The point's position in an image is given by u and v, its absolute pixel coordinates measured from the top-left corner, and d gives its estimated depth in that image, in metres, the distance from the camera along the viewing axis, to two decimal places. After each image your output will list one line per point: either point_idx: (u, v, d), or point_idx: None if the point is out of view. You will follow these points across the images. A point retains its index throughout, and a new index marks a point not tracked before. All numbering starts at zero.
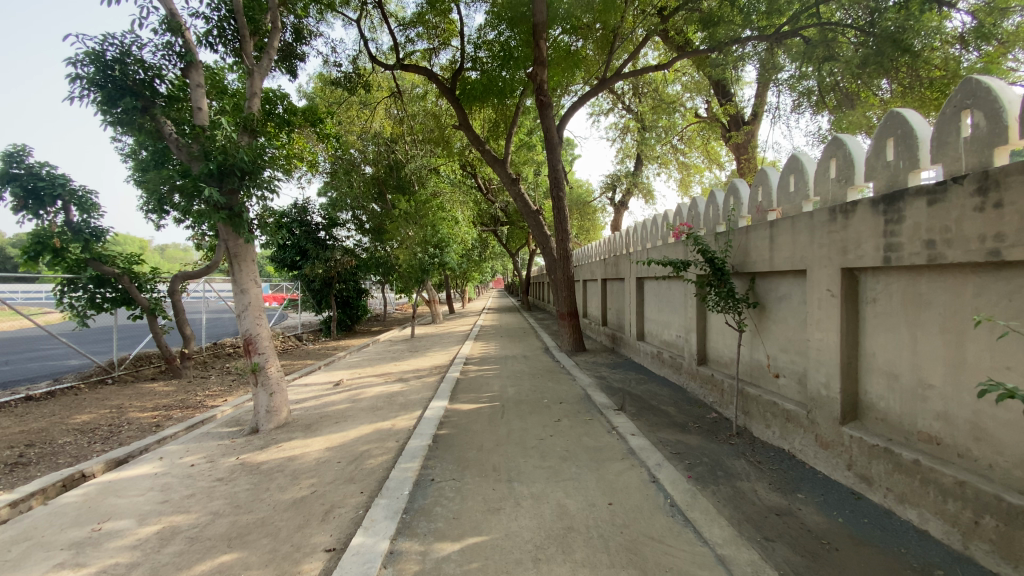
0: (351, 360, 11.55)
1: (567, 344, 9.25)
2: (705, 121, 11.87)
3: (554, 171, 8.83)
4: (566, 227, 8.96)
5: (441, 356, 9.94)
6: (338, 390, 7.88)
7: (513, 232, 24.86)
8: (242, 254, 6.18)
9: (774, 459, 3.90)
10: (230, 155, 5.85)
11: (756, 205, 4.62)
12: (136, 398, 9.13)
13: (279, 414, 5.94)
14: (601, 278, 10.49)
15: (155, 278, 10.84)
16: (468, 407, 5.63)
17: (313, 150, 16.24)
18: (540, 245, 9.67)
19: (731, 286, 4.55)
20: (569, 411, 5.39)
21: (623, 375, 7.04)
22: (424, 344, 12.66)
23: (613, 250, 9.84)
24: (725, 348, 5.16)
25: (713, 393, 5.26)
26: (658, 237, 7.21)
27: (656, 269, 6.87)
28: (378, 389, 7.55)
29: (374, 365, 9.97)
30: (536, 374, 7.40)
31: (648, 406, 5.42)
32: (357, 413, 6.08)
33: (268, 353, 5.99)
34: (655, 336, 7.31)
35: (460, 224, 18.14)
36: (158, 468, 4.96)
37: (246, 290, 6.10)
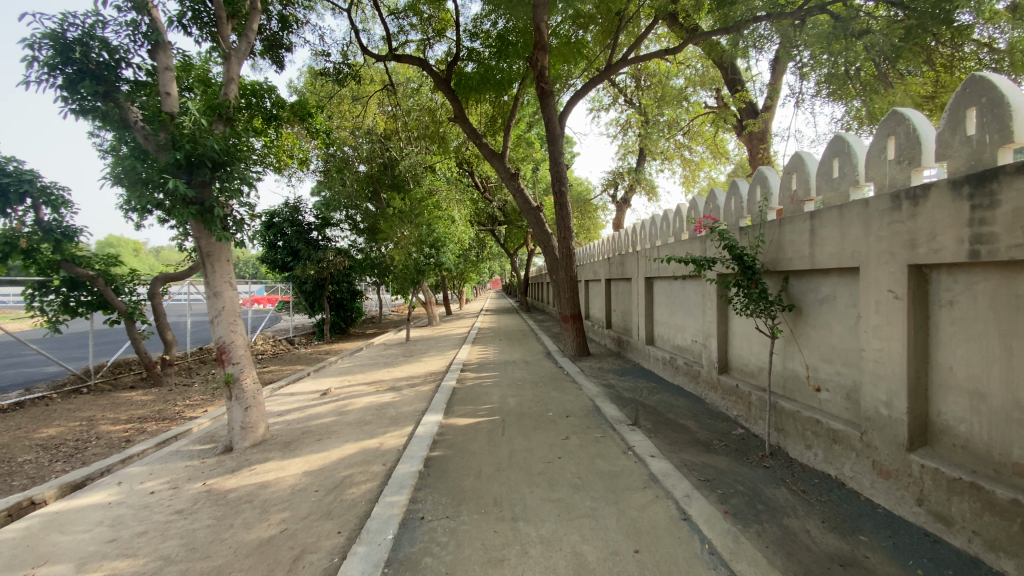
0: (342, 365, 10.95)
1: (570, 349, 8.68)
2: (713, 113, 11.30)
3: (556, 164, 8.27)
4: (569, 226, 8.41)
5: (437, 362, 9.37)
6: (325, 400, 7.30)
7: (511, 232, 24.33)
8: (216, 254, 5.60)
9: (821, 488, 3.36)
10: (200, 144, 5.28)
11: (789, 195, 4.08)
12: (111, 409, 8.54)
13: (256, 430, 5.36)
14: (606, 278, 9.93)
15: (134, 280, 10.27)
16: (465, 422, 5.07)
17: (303, 147, 15.65)
18: (542, 244, 9.11)
19: (762, 286, 4.00)
20: (577, 427, 4.83)
21: (633, 383, 6.48)
22: (420, 349, 12.07)
23: (618, 249, 9.28)
24: (752, 356, 4.62)
25: (738, 406, 4.71)
26: (669, 234, 6.66)
27: (669, 267, 6.32)
28: (367, 399, 6.97)
29: (365, 372, 9.40)
30: (538, 382, 6.83)
31: (666, 421, 4.87)
32: (342, 429, 5.50)
33: (243, 362, 5.42)
34: (667, 341, 6.75)
35: (457, 223, 17.54)
36: (114, 496, 4.38)
37: (219, 293, 5.52)
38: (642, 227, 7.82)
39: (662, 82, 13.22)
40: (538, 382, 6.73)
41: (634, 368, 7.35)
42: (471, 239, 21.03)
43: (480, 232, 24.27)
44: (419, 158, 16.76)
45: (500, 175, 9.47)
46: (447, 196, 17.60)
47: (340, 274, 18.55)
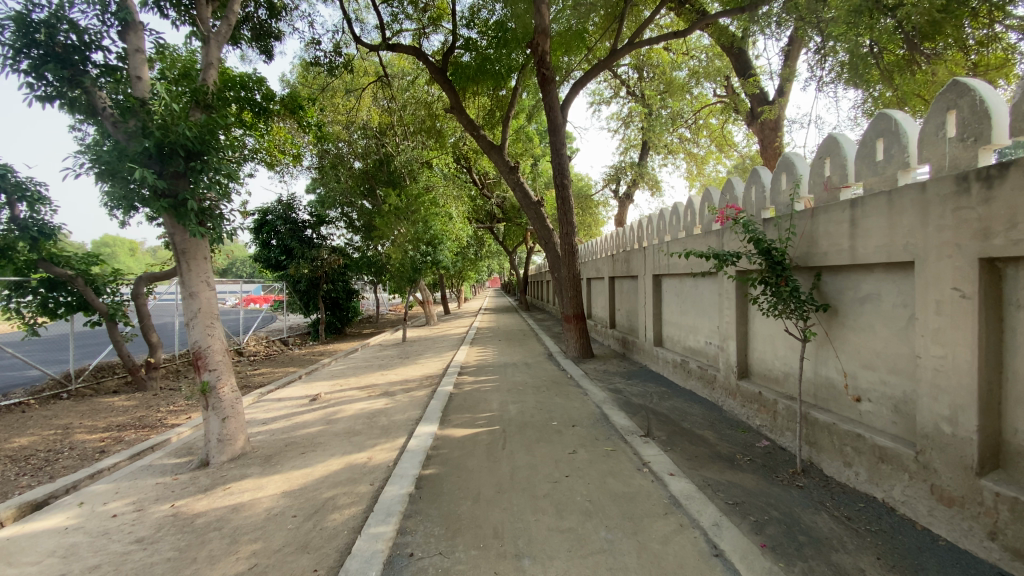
0: (334, 368, 10.50)
1: (573, 351, 8.26)
2: (720, 104, 10.89)
3: (557, 156, 7.84)
4: (572, 221, 7.98)
5: (433, 364, 8.93)
6: (313, 406, 6.86)
7: (510, 230, 23.86)
8: (192, 251, 5.16)
9: (868, 514, 2.94)
10: (172, 131, 4.82)
11: (822, 182, 3.66)
12: (89, 416, 8.09)
13: (235, 443, 4.93)
14: (609, 276, 9.50)
15: (117, 281, 9.81)
16: (462, 434, 4.64)
17: (296, 143, 15.21)
18: (543, 241, 8.68)
19: (794, 283, 3.56)
20: (585, 438, 4.41)
21: (642, 387, 6.06)
22: (416, 350, 11.63)
23: (622, 245, 8.84)
24: (777, 361, 4.21)
25: (761, 415, 4.30)
26: (680, 228, 6.22)
27: (681, 264, 5.91)
28: (358, 406, 6.54)
29: (358, 375, 8.96)
30: (541, 386, 6.40)
31: (682, 431, 4.45)
32: (328, 440, 5.08)
33: (221, 369, 4.98)
34: (678, 343, 6.33)
35: (454, 220, 17.08)
36: (73, 519, 3.95)
37: (195, 294, 5.09)
38: (649, 221, 7.39)
39: (665, 73, 12.77)
40: (540, 387, 6.30)
41: (642, 371, 6.93)
42: (469, 236, 20.57)
43: (478, 229, 23.81)
44: (415, 154, 16.27)
45: (499, 168, 9.03)
46: (444, 192, 17.12)
47: (335, 273, 18.10)
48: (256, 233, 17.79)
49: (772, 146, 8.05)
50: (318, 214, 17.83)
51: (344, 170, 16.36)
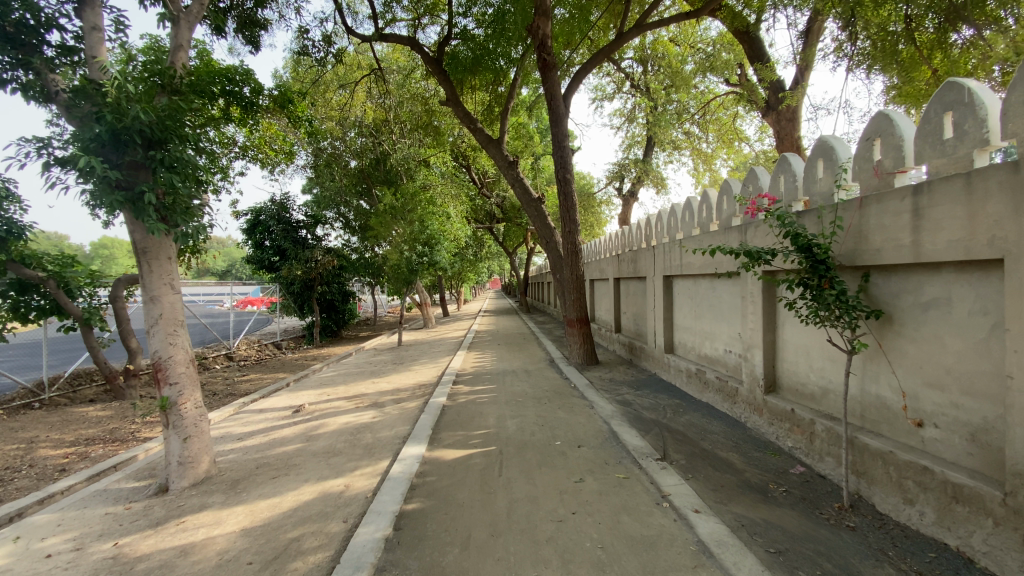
0: (324, 375, 9.94)
1: (576, 357, 7.71)
2: (731, 97, 10.35)
3: (559, 150, 7.29)
4: (575, 219, 7.42)
5: (428, 371, 8.40)
6: (295, 420, 6.31)
7: (510, 230, 23.25)
8: (154, 250, 4.58)
9: (942, 567, 2.41)
10: (126, 115, 4.26)
11: (873, 168, 3.12)
12: (58, 428, 7.55)
13: (198, 466, 4.39)
14: (614, 278, 8.97)
15: (94, 284, 9.29)
16: (453, 456, 4.10)
17: (288, 140, 14.68)
18: (544, 240, 8.14)
19: (841, 286, 3.03)
20: (593, 461, 3.88)
21: (653, 399, 5.52)
22: (411, 355, 11.08)
23: (628, 244, 8.28)
24: (813, 375, 3.68)
25: (794, 436, 3.75)
26: (695, 225, 5.66)
27: (696, 264, 5.38)
28: (343, 419, 6.00)
29: (347, 383, 8.41)
30: (542, 397, 5.86)
31: (704, 454, 3.91)
32: (304, 461, 4.54)
33: (184, 382, 4.44)
34: (692, 350, 5.78)
35: (452, 220, 16.52)
36: (1, 558, 3.41)
37: (157, 297, 4.52)
38: (658, 219, 6.84)
39: (670, 67, 12.22)
40: (542, 399, 5.75)
41: (651, 380, 6.39)
42: (468, 236, 20.02)
43: (478, 230, 23.23)
44: (411, 151, 15.71)
45: (497, 162, 8.48)
46: (442, 191, 16.52)
47: (330, 275, 17.55)
48: (249, 234, 17.27)
49: (789, 139, 7.50)
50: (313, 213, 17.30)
51: (339, 168, 15.92)
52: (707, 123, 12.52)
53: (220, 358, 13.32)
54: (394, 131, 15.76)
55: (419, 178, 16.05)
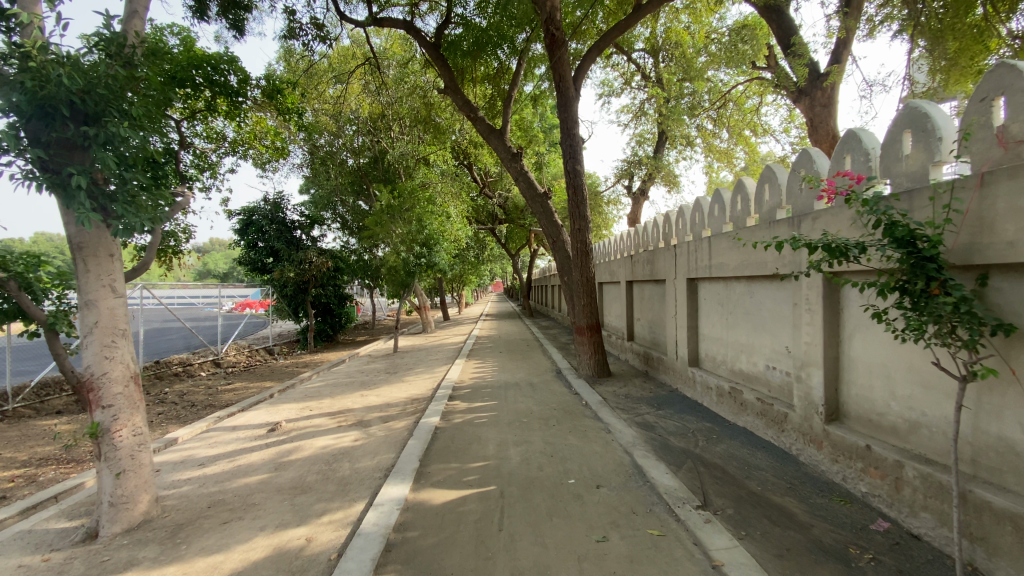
0: (311, 385, 9.18)
1: (586, 370, 6.90)
2: (752, 86, 9.59)
3: (568, 137, 6.54)
4: (585, 214, 6.64)
5: (422, 382, 7.64)
6: (269, 440, 5.55)
7: (512, 232, 22.42)
8: (91, 247, 3.78)
9: None
10: (48, 80, 3.52)
11: (998, 133, 2.35)
12: (11, 445, 6.79)
13: (135, 507, 3.63)
14: (626, 281, 8.20)
15: (63, 286, 8.54)
16: (443, 498, 3.33)
17: (280, 135, 13.96)
18: (551, 240, 7.38)
19: (958, 287, 2.24)
20: (617, 508, 3.12)
21: (680, 422, 4.77)
22: (407, 363, 10.31)
23: (643, 244, 7.51)
24: (897, 405, 2.93)
25: (872, 480, 3.00)
26: (728, 220, 4.89)
27: (731, 265, 4.62)
28: (322, 441, 5.24)
29: (333, 396, 7.65)
30: (550, 417, 5.10)
31: (756, 501, 3.14)
32: (266, 499, 3.78)
33: (122, 405, 3.67)
34: (723, 365, 5.01)
35: (452, 220, 15.79)
36: None
37: (90, 301, 3.73)
38: (679, 215, 6.08)
39: (684, 59, 11.51)
40: (551, 420, 4.98)
41: (673, 397, 5.61)
42: (469, 238, 19.26)
43: (478, 231, 22.49)
44: (410, 148, 15.01)
45: (500, 153, 7.71)
46: (441, 190, 15.77)
47: (326, 277, 16.82)
48: (241, 234, 16.55)
49: (824, 126, 6.72)
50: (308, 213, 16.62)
51: (335, 166, 15.23)
52: (721, 117, 11.77)
53: (207, 364, 12.58)
54: (392, 127, 15.05)
55: (418, 176, 15.32)
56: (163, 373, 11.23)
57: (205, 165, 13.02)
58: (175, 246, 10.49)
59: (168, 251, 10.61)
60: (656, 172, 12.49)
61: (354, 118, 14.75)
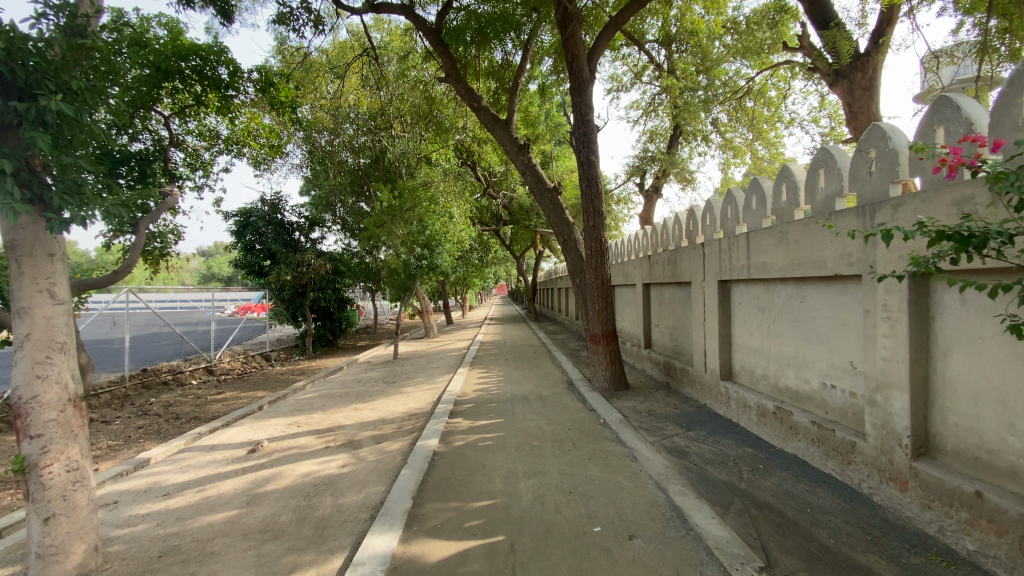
0: (304, 396, 8.56)
1: (602, 382, 6.23)
2: (775, 74, 8.94)
3: (582, 125, 5.90)
4: (601, 211, 5.97)
5: (420, 394, 7.01)
6: (247, 463, 4.94)
7: (517, 234, 21.78)
8: (27, 246, 3.07)
9: None
10: None
11: None
12: None
13: (68, 559, 3.03)
14: (643, 283, 7.55)
15: None
16: (440, 553, 2.69)
17: (274, 131, 13.37)
18: (562, 240, 6.73)
19: None
20: (657, 569, 2.47)
21: (716, 446, 4.14)
22: (406, 371, 9.67)
23: (662, 244, 6.87)
24: (1021, 442, 2.31)
25: (986, 538, 2.36)
26: (772, 215, 4.24)
27: (778, 266, 3.97)
28: (305, 465, 4.62)
29: (325, 409, 7.03)
30: (564, 440, 4.45)
31: (832, 561, 2.50)
32: (228, 546, 3.14)
33: (55, 435, 3.04)
34: (764, 380, 4.36)
35: (455, 221, 15.18)
36: None
37: (22, 310, 3.03)
38: (707, 210, 5.43)
39: (698, 49, 10.90)
40: (566, 444, 4.33)
41: (703, 415, 4.96)
42: (473, 239, 18.65)
43: (482, 233, 21.87)
44: (411, 146, 14.43)
45: (506, 144, 7.08)
46: (444, 189, 15.17)
47: (324, 280, 16.25)
48: (237, 236, 15.99)
49: (864, 112, 6.08)
50: (307, 215, 16.07)
51: (333, 164, 14.67)
52: (739, 110, 11.14)
53: (199, 372, 12.01)
54: (393, 125, 14.48)
55: (420, 176, 14.76)
56: (150, 382, 10.64)
57: (197, 164, 12.51)
58: (162, 250, 10.11)
59: (155, 254, 10.11)
60: (670, 169, 11.85)
61: (354, 116, 14.20)
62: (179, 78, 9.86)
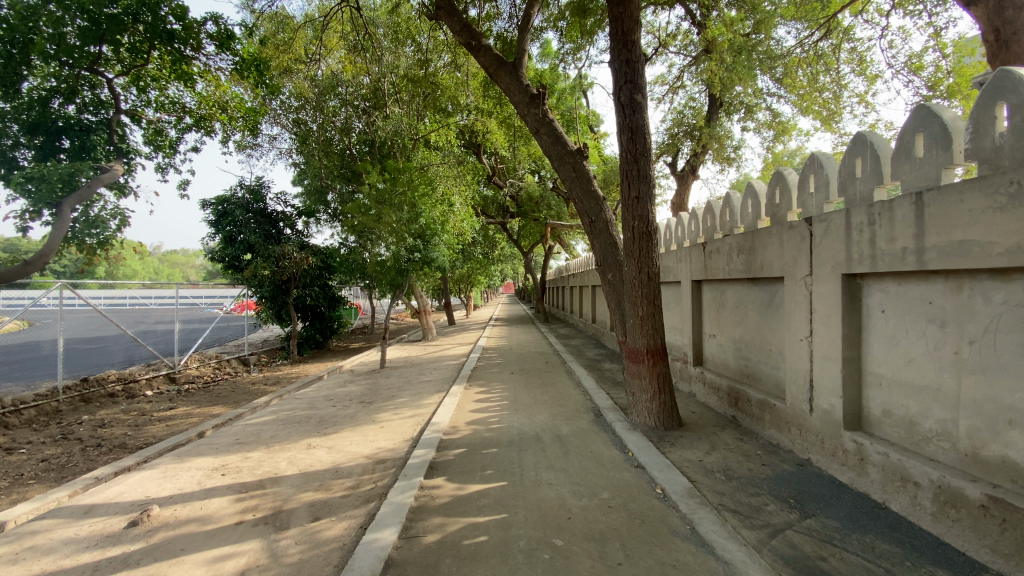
0: (259, 419, 6.84)
1: (643, 417, 4.44)
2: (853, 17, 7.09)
3: (625, 49, 4.10)
4: (648, 174, 4.17)
5: (396, 426, 5.26)
6: (111, 550, 3.22)
7: (525, 228, 19.82)
8: None
9: None
10: None
11: None
12: None
13: None
14: (692, 280, 5.75)
15: None
16: None
17: (250, 104, 11.65)
18: (588, 220, 4.95)
19: None
20: None
21: (881, 566, 2.38)
22: (391, 387, 7.93)
23: (722, 227, 5.08)
24: None
25: None
26: (974, 160, 2.48)
27: (1005, 247, 2.24)
28: (189, 564, 2.88)
29: (271, 444, 5.30)
30: (604, 535, 2.71)
31: None
32: None
33: None
34: (945, 441, 2.63)
35: (456, 210, 13.42)
36: None
37: None
38: (814, 171, 3.66)
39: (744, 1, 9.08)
40: (610, 546, 2.59)
41: (817, 486, 3.20)
42: (476, 232, 16.85)
43: (488, 227, 20.01)
44: (406, 123, 12.66)
45: (515, 91, 5.32)
46: (443, 173, 13.37)
47: (309, 275, 14.53)
48: (215, 227, 14.36)
49: (1022, 37, 4.54)
50: (297, 205, 14.47)
51: (320, 145, 12.97)
52: (790, 76, 9.31)
53: (158, 380, 10.36)
54: (387, 101, 12.76)
55: (416, 158, 13.00)
56: (92, 395, 8.99)
57: (160, 141, 10.88)
58: (101, 239, 8.58)
59: (92, 244, 8.57)
60: (705, 148, 10.07)
61: (343, 91, 12.54)
62: (121, 29, 8.18)
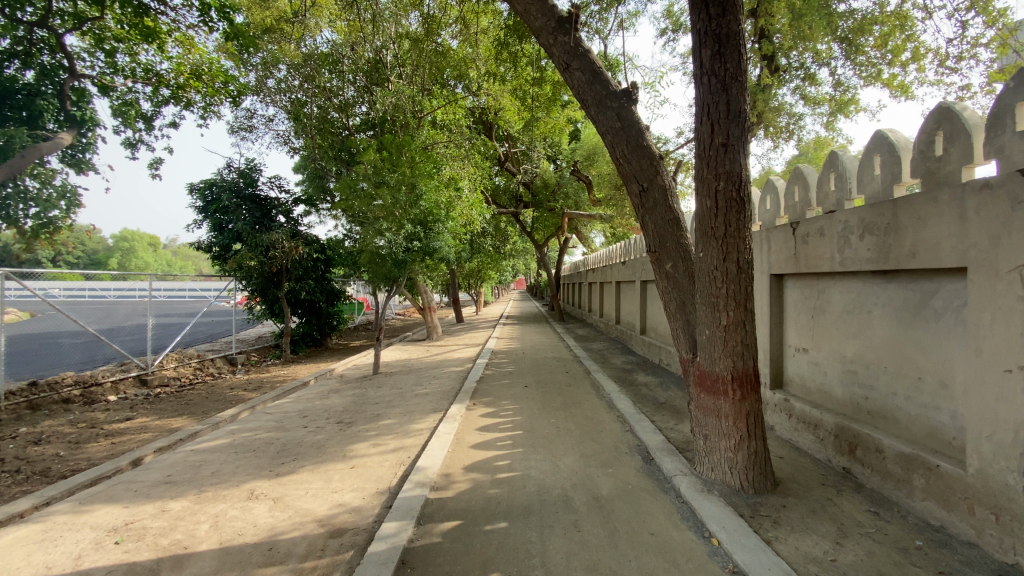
0: (212, 441, 5.51)
1: (721, 472, 3.03)
2: None
3: None
4: (742, 111, 2.75)
5: (370, 470, 3.89)
6: None
7: (540, 219, 18.37)
8: None
9: None
10: None
11: None
12: None
13: None
14: (770, 274, 4.31)
15: None
16: None
17: (233, 74, 10.31)
18: (638, 188, 3.53)
19: None
20: None
21: None
22: (379, 400, 6.57)
23: (825, 200, 3.66)
24: None
25: None
26: None
27: None
28: None
29: (204, 487, 3.95)
30: None
31: None
32: None
33: None
34: None
35: (465, 197, 12.01)
36: None
37: None
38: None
39: None
40: None
41: None
42: (486, 222, 15.41)
43: (500, 218, 18.56)
44: (409, 98, 11.29)
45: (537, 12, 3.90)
46: (449, 154, 11.97)
47: (302, 265, 13.23)
48: (203, 213, 13.13)
49: None
50: (301, 193, 13.28)
51: (313, 123, 11.62)
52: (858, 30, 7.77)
53: (126, 383, 9.14)
54: (388, 74, 11.40)
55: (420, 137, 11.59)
56: (41, 401, 7.79)
57: (129, 113, 9.59)
58: (43, 219, 7.37)
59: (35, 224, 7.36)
60: (756, 121, 8.54)
61: (341, 62, 11.21)
62: None
